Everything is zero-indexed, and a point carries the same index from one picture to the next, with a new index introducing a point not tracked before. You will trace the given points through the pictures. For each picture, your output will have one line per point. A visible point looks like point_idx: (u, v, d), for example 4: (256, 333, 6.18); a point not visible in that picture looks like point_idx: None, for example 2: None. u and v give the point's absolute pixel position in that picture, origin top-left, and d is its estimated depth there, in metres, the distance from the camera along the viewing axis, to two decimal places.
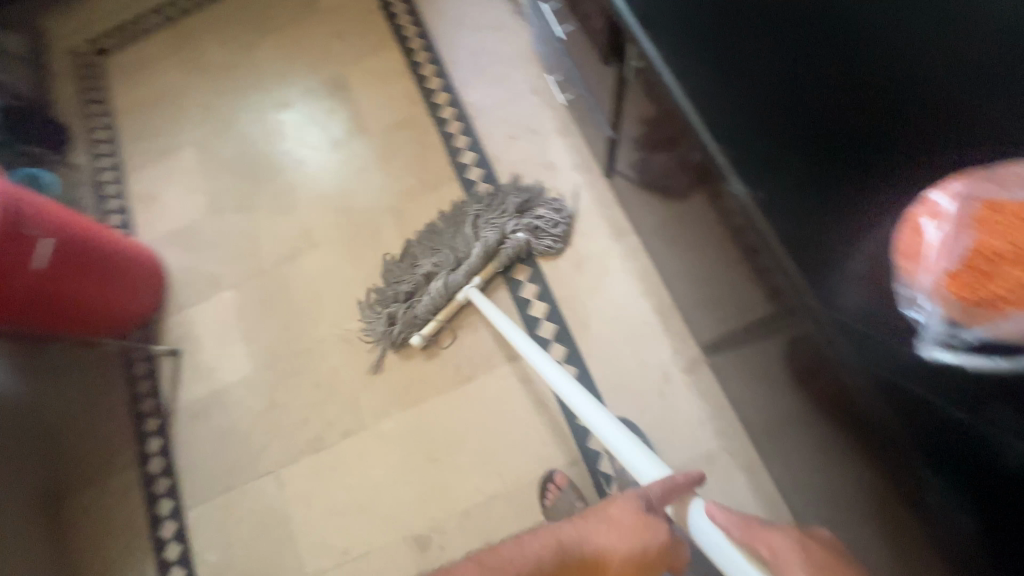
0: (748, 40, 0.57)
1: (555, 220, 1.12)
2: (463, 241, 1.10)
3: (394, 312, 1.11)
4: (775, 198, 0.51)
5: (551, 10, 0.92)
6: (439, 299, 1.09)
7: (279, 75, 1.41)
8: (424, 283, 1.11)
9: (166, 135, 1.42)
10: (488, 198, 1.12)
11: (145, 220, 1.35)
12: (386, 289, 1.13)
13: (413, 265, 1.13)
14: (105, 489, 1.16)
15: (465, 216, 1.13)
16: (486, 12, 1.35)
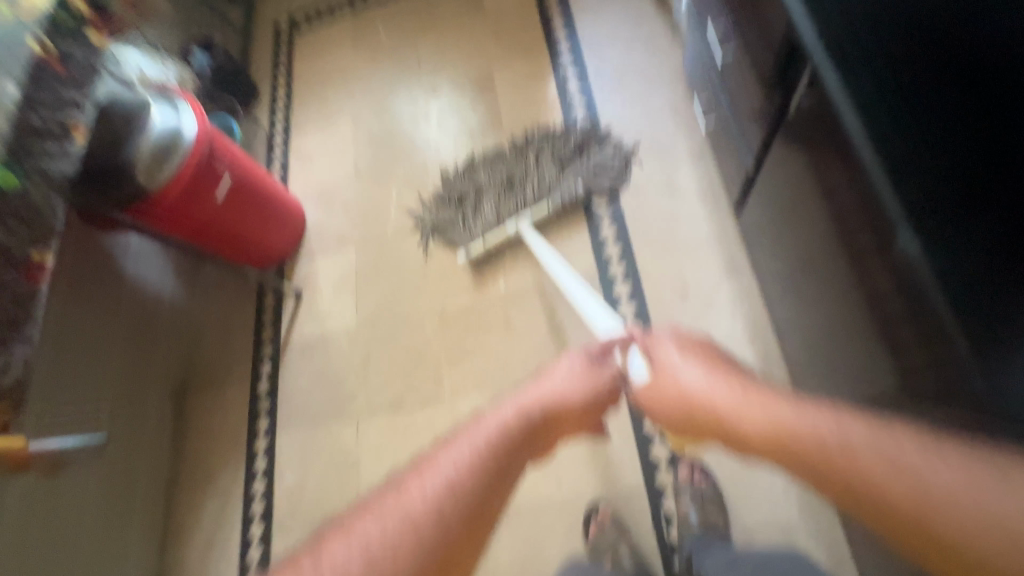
0: (956, 71, 0.50)
1: (615, 167, 1.20)
2: (524, 168, 1.24)
3: (451, 219, 1.27)
4: (955, 265, 0.46)
5: (716, 33, 0.90)
6: (492, 218, 1.22)
7: (434, 64, 1.54)
8: (482, 199, 1.26)
9: (331, 104, 1.61)
10: (553, 137, 1.26)
11: (299, 175, 1.54)
12: (448, 198, 1.29)
13: (473, 180, 1.28)
14: (220, 397, 1.34)
15: (528, 149, 1.27)
16: (641, 28, 1.35)
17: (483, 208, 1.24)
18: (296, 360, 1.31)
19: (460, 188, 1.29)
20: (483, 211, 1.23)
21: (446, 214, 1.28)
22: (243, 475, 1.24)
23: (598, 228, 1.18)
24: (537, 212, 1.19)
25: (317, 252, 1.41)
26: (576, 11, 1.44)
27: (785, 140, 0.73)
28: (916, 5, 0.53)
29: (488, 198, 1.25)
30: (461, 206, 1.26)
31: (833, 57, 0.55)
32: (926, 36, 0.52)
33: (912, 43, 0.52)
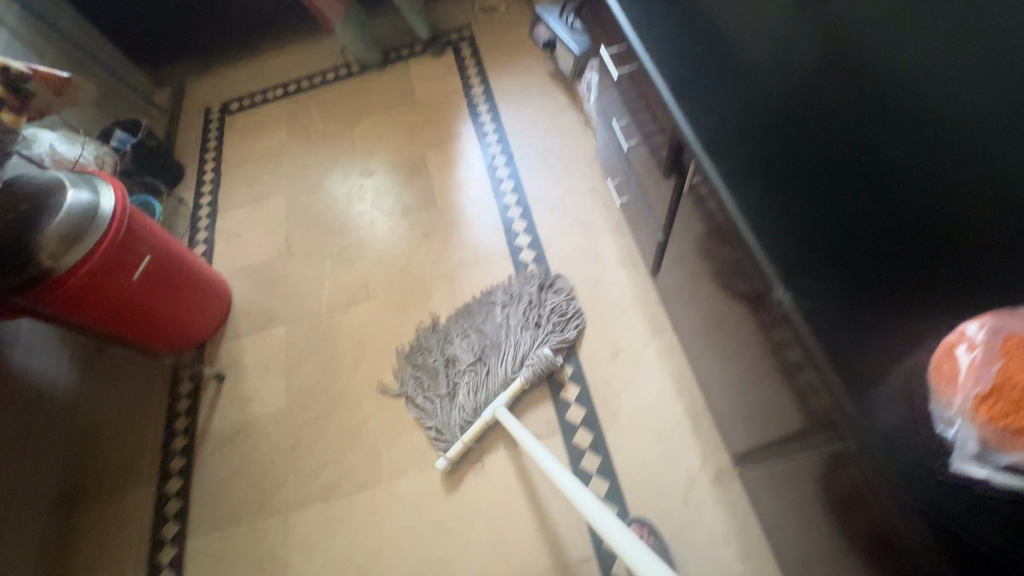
0: (798, 157, 0.61)
1: (569, 315, 1.18)
2: (494, 328, 1.19)
3: (429, 408, 1.13)
4: (819, 309, 0.53)
5: (620, 125, 1.05)
6: (468, 407, 1.09)
7: (370, 148, 1.61)
8: (458, 372, 1.16)
9: (263, 184, 1.61)
10: (512, 292, 1.23)
11: (227, 254, 1.49)
12: (423, 377, 1.17)
13: (446, 351, 1.19)
14: (118, 502, 1.17)
15: (491, 303, 1.23)
16: (559, 120, 1.52)
17: (461, 385, 1.13)
18: (214, 452, 1.19)
19: (438, 358, 1.19)
20: (463, 398, 1.11)
21: (427, 394, 1.15)
22: None
23: None
24: (512, 393, 1.08)
25: (244, 332, 1.35)
26: (501, 104, 1.60)
27: (686, 215, 0.84)
28: (762, 104, 0.66)
29: (465, 373, 1.15)
30: (442, 385, 1.15)
31: (707, 145, 0.66)
32: (771, 129, 0.64)
33: (763, 134, 0.64)
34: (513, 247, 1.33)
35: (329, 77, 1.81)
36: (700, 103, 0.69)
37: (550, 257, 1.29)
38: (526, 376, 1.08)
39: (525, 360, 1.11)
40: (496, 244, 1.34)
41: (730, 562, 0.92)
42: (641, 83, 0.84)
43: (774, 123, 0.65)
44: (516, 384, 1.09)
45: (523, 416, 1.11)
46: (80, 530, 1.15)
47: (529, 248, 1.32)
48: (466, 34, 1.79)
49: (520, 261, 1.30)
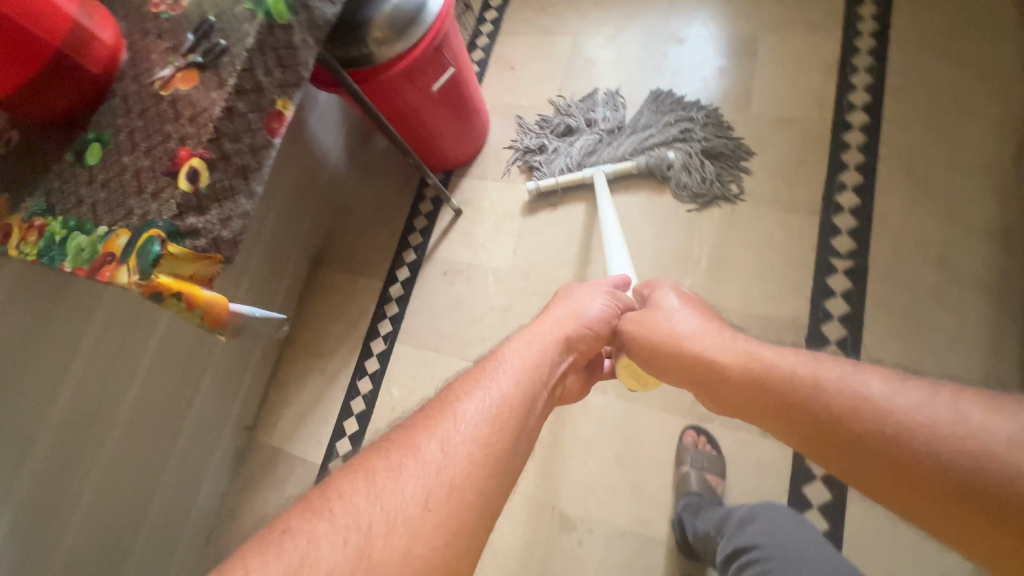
0: None
1: (707, 185, 1.10)
2: (642, 119, 1.20)
3: (545, 141, 1.26)
4: None
5: None
6: (573, 161, 1.20)
7: (688, 7, 1.29)
8: (582, 131, 1.24)
9: (552, 14, 1.42)
10: (714, 123, 1.15)
11: (496, 84, 1.40)
12: (554, 119, 1.28)
13: (589, 110, 1.26)
14: (352, 282, 1.31)
15: (674, 110, 1.18)
16: (987, 45, 1.03)
17: (576, 143, 1.22)
18: (435, 279, 1.24)
19: (579, 116, 1.26)
20: (573, 149, 1.22)
21: (547, 136, 1.26)
22: (352, 368, 1.23)
23: (828, 274, 0.98)
24: (620, 169, 1.14)
25: (490, 175, 1.30)
26: None
27: None
28: None
29: (588, 132, 1.23)
30: (565, 136, 1.25)
31: None
32: None
33: None
34: (828, 203, 1.03)
35: None
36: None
37: (876, 238, 0.98)
38: (638, 164, 1.13)
39: (646, 151, 1.15)
40: (808, 190, 1.05)
41: None
42: None
43: None
44: (625, 165, 1.14)
45: None
46: (320, 287, 1.33)
47: (852, 212, 1.01)
48: None
49: (831, 226, 1.01)
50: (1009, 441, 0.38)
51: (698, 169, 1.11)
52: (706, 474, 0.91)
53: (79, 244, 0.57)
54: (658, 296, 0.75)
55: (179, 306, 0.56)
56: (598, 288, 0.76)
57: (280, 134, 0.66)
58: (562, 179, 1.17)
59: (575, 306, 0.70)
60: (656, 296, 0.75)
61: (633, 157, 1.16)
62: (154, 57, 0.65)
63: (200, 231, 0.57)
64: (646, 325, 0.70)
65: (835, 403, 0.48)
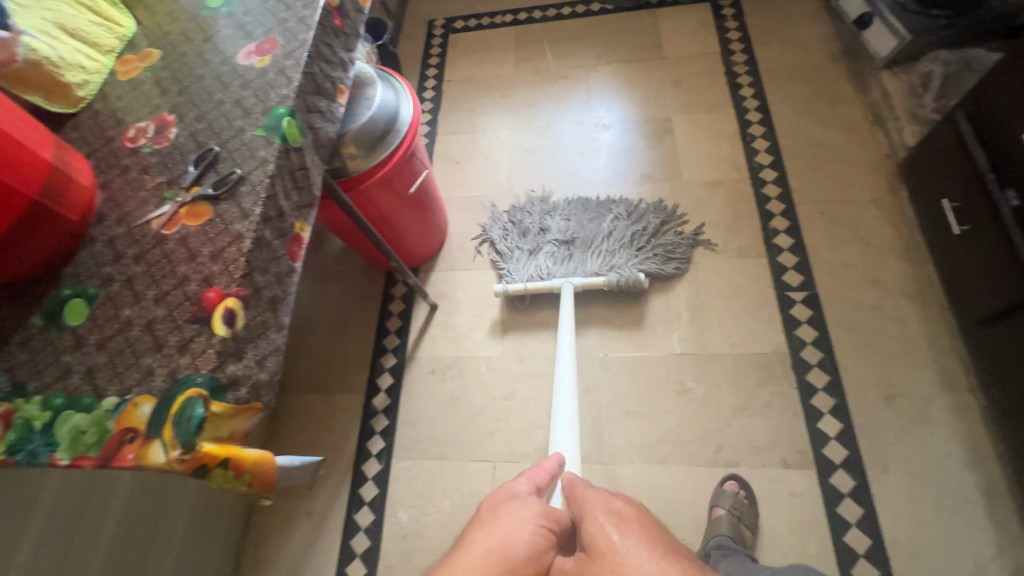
0: None
1: (681, 254, 1.19)
2: (596, 230, 1.24)
3: (504, 249, 1.27)
4: None
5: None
6: (541, 271, 1.20)
7: (605, 100, 1.48)
8: (541, 238, 1.26)
9: (484, 114, 1.53)
10: (632, 209, 1.26)
11: (444, 179, 1.44)
12: (512, 223, 1.31)
13: (544, 217, 1.30)
14: (326, 402, 1.18)
15: (608, 210, 1.27)
16: (841, 110, 1.31)
17: (538, 255, 1.24)
18: (423, 380, 1.18)
19: (535, 224, 1.29)
20: (541, 260, 1.22)
21: (510, 243, 1.27)
22: (345, 501, 1.07)
23: (790, 306, 1.11)
24: (590, 285, 1.14)
25: (459, 264, 1.30)
26: (768, 78, 1.41)
27: None
28: None
29: (546, 244, 1.25)
30: (526, 243, 1.26)
31: None
32: None
33: None
34: (770, 246, 1.18)
35: (565, 11, 1.68)
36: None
37: (817, 269, 1.14)
38: (608, 280, 1.13)
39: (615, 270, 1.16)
40: (751, 238, 1.20)
41: None
42: None
43: None
44: (596, 280, 1.14)
45: (772, 438, 1.00)
46: (287, 417, 1.17)
47: (790, 250, 1.17)
48: None
49: (779, 264, 1.16)
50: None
51: (666, 248, 1.20)
52: (741, 523, 0.90)
53: (77, 425, 0.46)
54: (595, 517, 0.58)
55: (225, 475, 0.47)
56: (530, 500, 0.60)
57: (300, 258, 0.61)
58: (530, 288, 1.17)
59: (502, 533, 0.54)
60: (591, 518, 0.58)
61: (602, 274, 1.17)
62: (144, 192, 0.58)
63: (240, 380, 0.49)
64: (598, 569, 0.52)
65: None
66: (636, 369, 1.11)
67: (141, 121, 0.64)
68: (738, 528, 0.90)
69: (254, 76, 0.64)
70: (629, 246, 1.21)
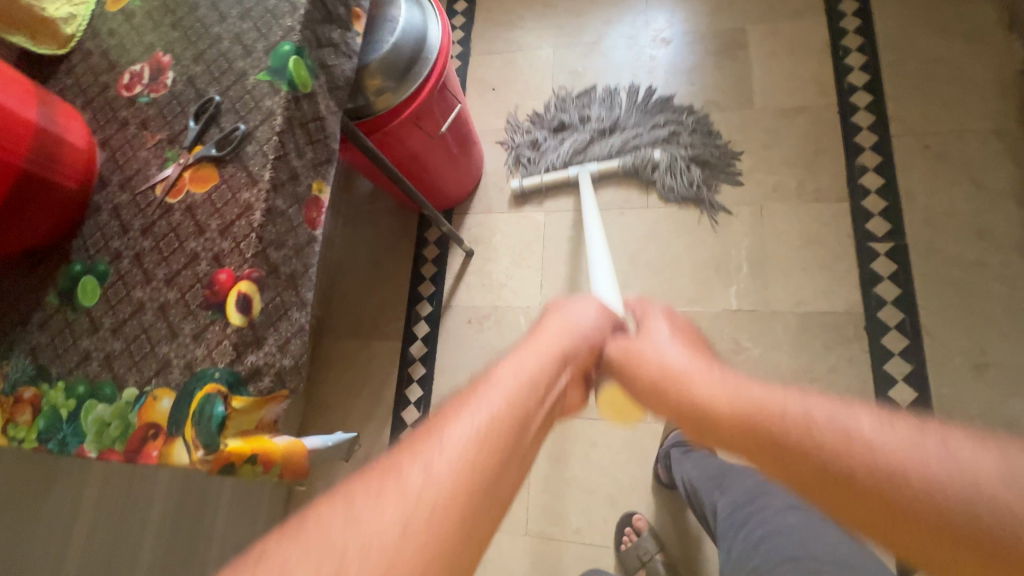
0: None
1: (696, 187, 1.08)
2: (633, 123, 1.16)
3: (536, 136, 1.21)
4: None
5: None
6: (563, 158, 1.17)
7: (665, 6, 1.26)
8: (575, 126, 1.20)
9: (523, 28, 1.34)
10: (700, 127, 1.13)
11: (479, 108, 1.30)
12: (551, 107, 1.24)
13: (585, 105, 1.22)
14: (365, 349, 1.18)
15: (656, 108, 1.16)
16: (967, 13, 1.06)
17: (565, 139, 1.19)
18: (459, 329, 1.14)
19: (574, 113, 1.21)
20: (567, 147, 1.17)
21: (542, 130, 1.22)
22: (387, 444, 1.10)
23: (872, 260, 0.98)
24: (604, 169, 1.12)
25: (496, 207, 1.21)
26: None
27: None
28: None
29: (578, 130, 1.19)
30: (559, 132, 1.20)
31: None
32: None
33: None
34: (855, 189, 1.02)
35: None
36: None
37: (909, 217, 0.98)
38: (624, 162, 1.11)
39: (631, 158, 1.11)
40: (832, 178, 1.04)
41: None
42: None
43: None
44: (611, 165, 1.12)
45: None
46: (326, 362, 1.18)
47: (880, 193, 1.01)
48: None
49: (863, 210, 1.01)
50: (897, 439, 0.30)
51: (683, 171, 1.09)
52: None
53: (100, 417, 0.44)
54: (654, 321, 0.53)
55: (255, 470, 0.44)
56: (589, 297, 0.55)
57: (321, 224, 0.54)
58: (545, 179, 1.15)
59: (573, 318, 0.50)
60: (652, 320, 0.53)
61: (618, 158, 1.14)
62: (145, 152, 0.51)
63: (262, 369, 0.45)
64: (634, 349, 0.48)
65: (779, 433, 0.34)
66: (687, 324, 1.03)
67: (135, 64, 0.56)
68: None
69: (253, 4, 0.54)
70: (655, 144, 1.12)
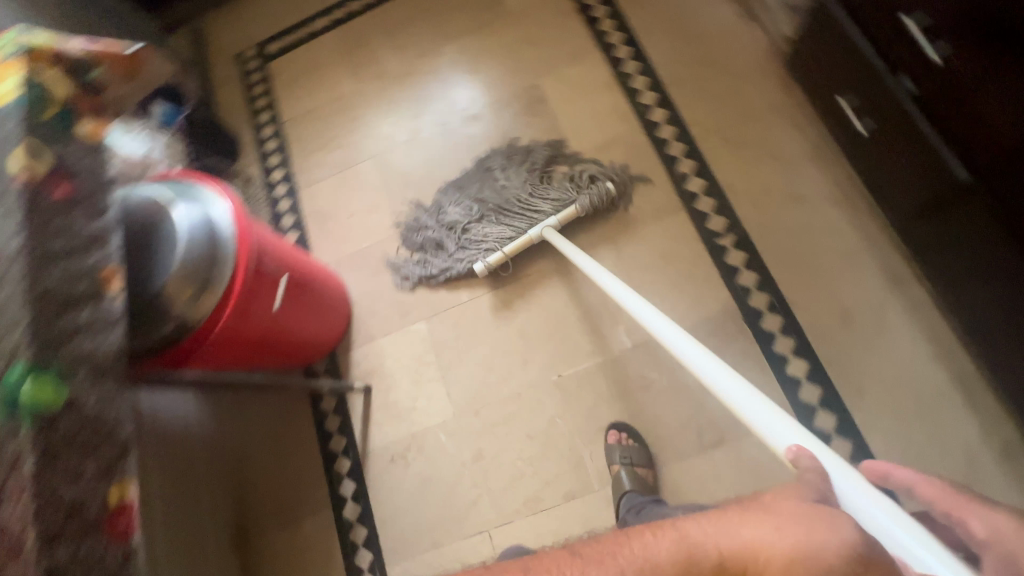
0: None
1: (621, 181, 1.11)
2: (491, 189, 1.15)
3: (453, 265, 1.13)
4: None
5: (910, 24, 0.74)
6: (509, 232, 1.09)
7: (462, 84, 1.30)
8: (462, 224, 1.14)
9: (341, 148, 1.34)
10: (519, 154, 1.18)
11: (326, 239, 1.27)
12: (414, 236, 1.18)
13: (439, 212, 1.18)
14: (297, 533, 1.08)
15: (487, 170, 1.19)
16: (708, 15, 1.18)
17: (479, 233, 1.12)
18: (386, 471, 1.08)
19: (439, 228, 1.16)
20: (487, 234, 1.11)
21: (441, 258, 1.14)
22: None
23: (724, 254, 1.04)
24: (564, 216, 1.06)
25: (377, 332, 1.17)
26: (624, 4, 1.26)
27: None
28: None
29: (459, 228, 1.14)
30: (451, 244, 1.14)
31: None
32: None
33: None
34: (685, 196, 1.09)
35: None
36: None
37: (737, 205, 1.06)
38: (579, 204, 1.07)
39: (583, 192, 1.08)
40: (663, 193, 1.10)
41: None
42: None
43: None
44: (569, 211, 1.07)
45: None
46: (260, 566, 1.07)
47: (706, 193, 1.08)
48: None
49: (699, 213, 1.07)
50: None
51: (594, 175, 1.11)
52: (636, 467, 0.94)
53: None
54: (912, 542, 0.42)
55: None
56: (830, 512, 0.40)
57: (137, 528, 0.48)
58: (509, 250, 1.07)
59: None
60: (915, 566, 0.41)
61: (564, 204, 1.09)
62: None
63: None
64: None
65: None
66: (595, 376, 1.04)
67: None
68: (636, 472, 0.93)
69: None
70: (536, 178, 1.13)
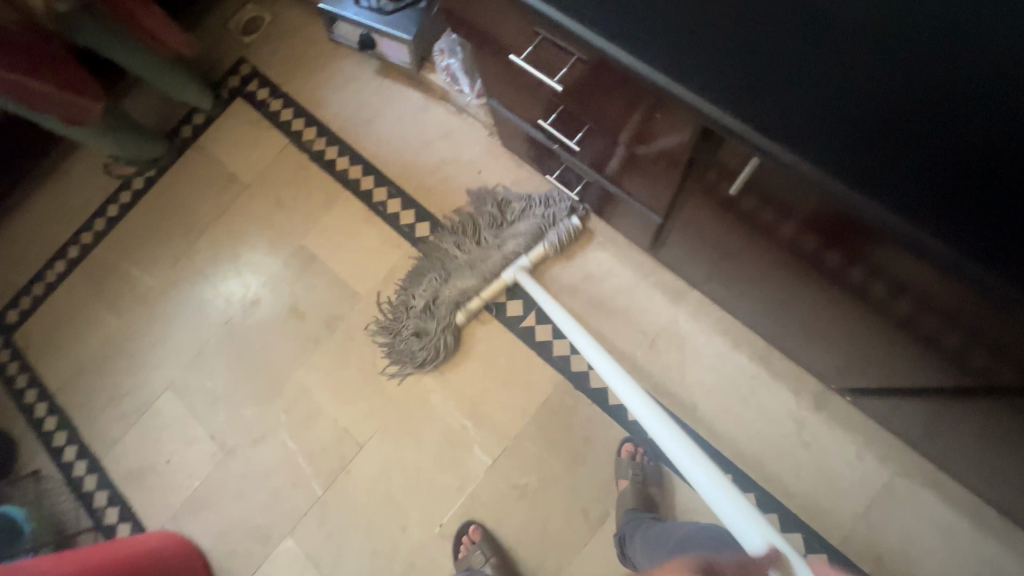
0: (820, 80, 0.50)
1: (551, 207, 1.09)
2: (459, 253, 1.10)
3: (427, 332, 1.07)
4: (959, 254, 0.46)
5: (551, 123, 0.83)
6: (485, 276, 1.07)
7: (230, 273, 1.24)
8: (432, 298, 1.09)
9: (130, 392, 1.21)
10: (464, 212, 1.13)
11: (150, 497, 1.13)
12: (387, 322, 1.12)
13: (407, 298, 1.12)
14: None
15: (446, 233, 1.13)
16: (427, 124, 1.24)
17: (449, 298, 1.08)
18: None
19: (411, 306, 1.10)
20: (465, 289, 1.07)
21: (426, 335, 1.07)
22: None
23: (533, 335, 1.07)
24: (535, 256, 1.07)
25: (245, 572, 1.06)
26: (352, 138, 1.28)
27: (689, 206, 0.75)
28: (763, 52, 0.51)
29: (434, 304, 1.09)
30: (426, 318, 1.08)
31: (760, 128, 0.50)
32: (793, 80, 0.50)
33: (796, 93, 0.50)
34: None
35: (114, 213, 1.35)
36: (735, 105, 0.51)
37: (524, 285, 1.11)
38: (550, 242, 1.06)
39: (548, 226, 1.07)
40: None
41: (875, 473, 0.91)
42: (605, 78, 0.62)
43: (774, 62, 0.51)
44: (539, 249, 1.07)
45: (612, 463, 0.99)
46: None
47: None
48: (246, 70, 1.38)
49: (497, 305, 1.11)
50: None
51: (532, 204, 1.11)
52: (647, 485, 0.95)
53: None
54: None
55: None
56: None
57: None
58: (486, 294, 1.07)
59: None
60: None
61: (536, 242, 1.08)
62: None
63: None
64: None
65: None
66: (474, 508, 1.01)
67: None
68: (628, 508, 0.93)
69: None
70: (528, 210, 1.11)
